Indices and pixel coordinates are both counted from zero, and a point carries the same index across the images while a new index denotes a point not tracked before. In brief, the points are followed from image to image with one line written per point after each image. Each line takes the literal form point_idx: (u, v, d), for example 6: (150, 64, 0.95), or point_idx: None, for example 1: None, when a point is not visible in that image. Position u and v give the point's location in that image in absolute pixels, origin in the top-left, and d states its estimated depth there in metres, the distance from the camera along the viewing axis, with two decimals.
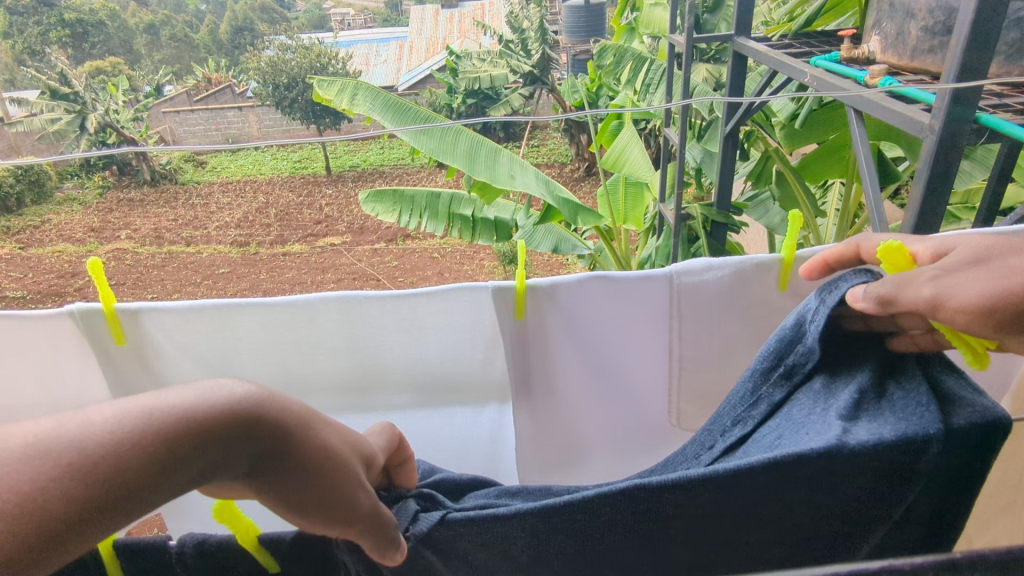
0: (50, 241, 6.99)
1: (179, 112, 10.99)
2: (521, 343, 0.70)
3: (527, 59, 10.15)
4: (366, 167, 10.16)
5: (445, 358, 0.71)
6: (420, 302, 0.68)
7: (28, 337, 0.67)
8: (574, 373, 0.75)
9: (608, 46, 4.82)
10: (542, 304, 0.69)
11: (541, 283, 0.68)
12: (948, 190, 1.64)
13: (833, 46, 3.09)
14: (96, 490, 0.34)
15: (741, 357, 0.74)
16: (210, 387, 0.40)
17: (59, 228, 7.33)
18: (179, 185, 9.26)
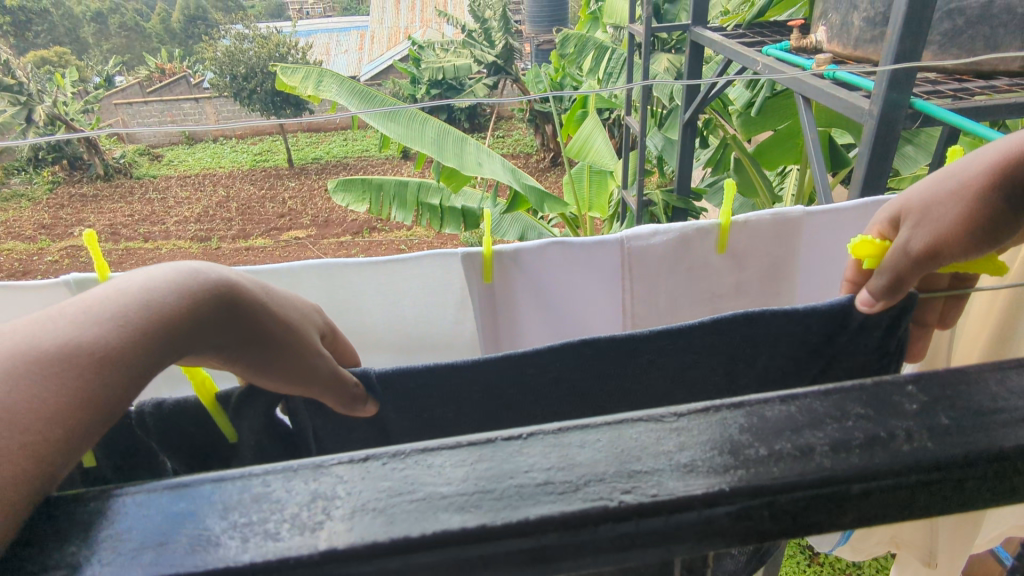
0: None
1: (132, 104, 10.71)
2: (489, 303, 0.78)
3: (491, 49, 10.15)
4: (329, 159, 10.06)
5: (419, 319, 0.78)
6: (396, 268, 0.74)
7: (30, 304, 0.72)
8: (537, 326, 0.83)
9: (571, 36, 4.89)
10: (507, 265, 0.76)
11: (506, 249, 0.75)
12: (887, 172, 1.76)
13: (784, 36, 3.22)
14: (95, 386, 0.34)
15: (686, 313, 0.83)
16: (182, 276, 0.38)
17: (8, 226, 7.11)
18: (135, 179, 9.04)
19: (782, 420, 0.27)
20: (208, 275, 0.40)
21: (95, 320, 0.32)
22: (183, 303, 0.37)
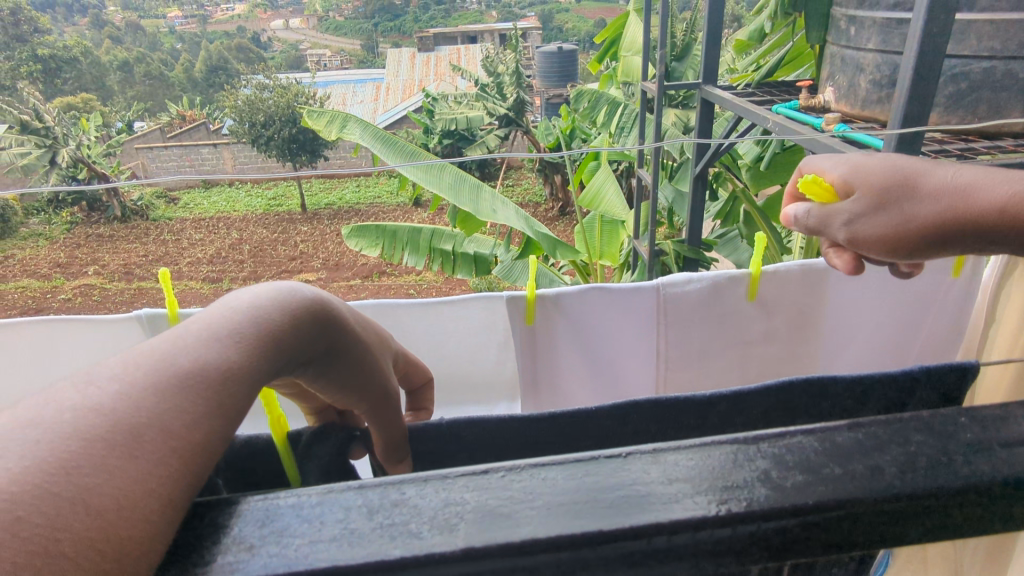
0: (14, 276, 6.90)
1: (153, 148, 11.08)
2: (529, 344, 0.83)
3: (503, 102, 10.51)
4: (341, 204, 10.31)
5: (464, 360, 0.81)
6: (446, 310, 0.79)
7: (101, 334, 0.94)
8: (573, 368, 0.86)
9: (584, 92, 5.07)
10: (550, 311, 0.81)
11: (549, 293, 0.80)
12: None
13: (793, 95, 3.34)
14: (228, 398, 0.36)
15: (717, 358, 0.86)
16: (281, 292, 0.43)
17: (25, 264, 7.25)
18: (151, 221, 9.25)
19: (850, 444, 0.32)
20: (303, 294, 0.45)
21: (207, 342, 0.36)
22: (284, 320, 0.41)
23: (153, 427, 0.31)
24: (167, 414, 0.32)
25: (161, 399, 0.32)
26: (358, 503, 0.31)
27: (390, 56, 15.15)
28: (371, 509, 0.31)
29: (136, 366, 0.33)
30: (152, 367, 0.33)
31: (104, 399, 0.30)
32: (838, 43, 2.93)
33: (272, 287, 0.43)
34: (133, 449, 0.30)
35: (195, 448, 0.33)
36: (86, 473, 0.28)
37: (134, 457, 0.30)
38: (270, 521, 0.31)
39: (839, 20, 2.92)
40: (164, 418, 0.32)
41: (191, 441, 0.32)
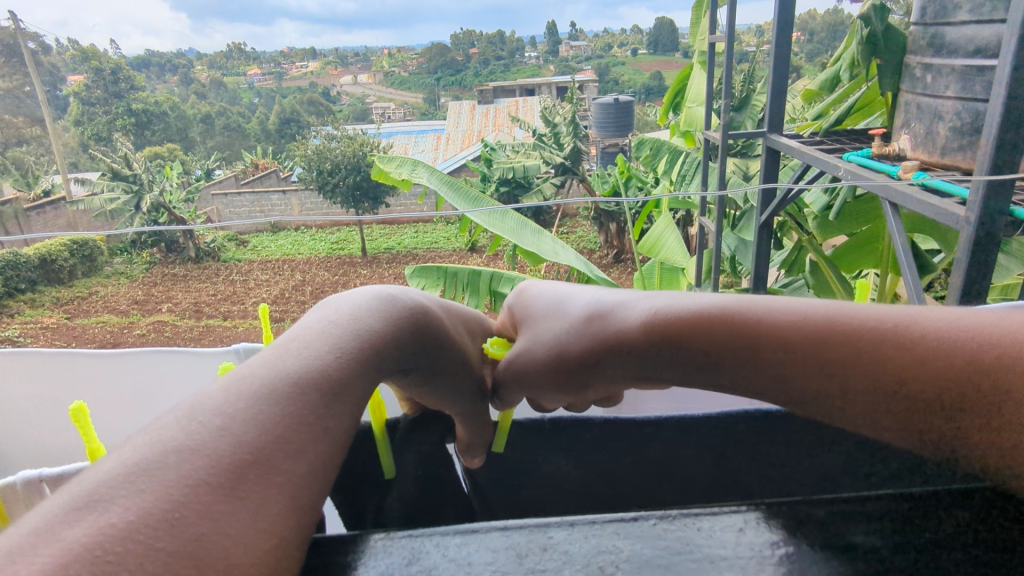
0: (96, 312, 7.26)
1: (227, 195, 11.69)
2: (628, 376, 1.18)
3: (560, 152, 10.94)
4: (401, 249, 10.48)
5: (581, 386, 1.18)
6: None
7: None
8: None
9: (646, 140, 5.09)
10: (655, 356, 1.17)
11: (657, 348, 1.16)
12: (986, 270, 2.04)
13: (863, 143, 3.28)
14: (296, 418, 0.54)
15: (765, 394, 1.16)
16: (354, 320, 0.67)
17: (106, 301, 7.64)
18: (222, 262, 9.66)
19: None
20: (371, 321, 0.69)
21: (285, 369, 0.57)
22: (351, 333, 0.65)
23: (255, 460, 0.48)
24: (249, 450, 0.48)
25: (250, 430, 0.50)
26: (501, 548, 0.50)
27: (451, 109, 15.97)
28: (514, 553, 0.50)
29: (228, 412, 0.50)
30: (251, 406, 0.51)
31: (205, 437, 0.47)
32: (910, 92, 2.89)
33: (353, 318, 0.67)
34: (241, 484, 0.46)
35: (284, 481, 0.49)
36: (211, 503, 0.44)
37: (239, 496, 0.46)
38: (419, 561, 0.49)
39: (912, 69, 2.88)
40: (255, 458, 0.49)
41: (275, 461, 0.50)
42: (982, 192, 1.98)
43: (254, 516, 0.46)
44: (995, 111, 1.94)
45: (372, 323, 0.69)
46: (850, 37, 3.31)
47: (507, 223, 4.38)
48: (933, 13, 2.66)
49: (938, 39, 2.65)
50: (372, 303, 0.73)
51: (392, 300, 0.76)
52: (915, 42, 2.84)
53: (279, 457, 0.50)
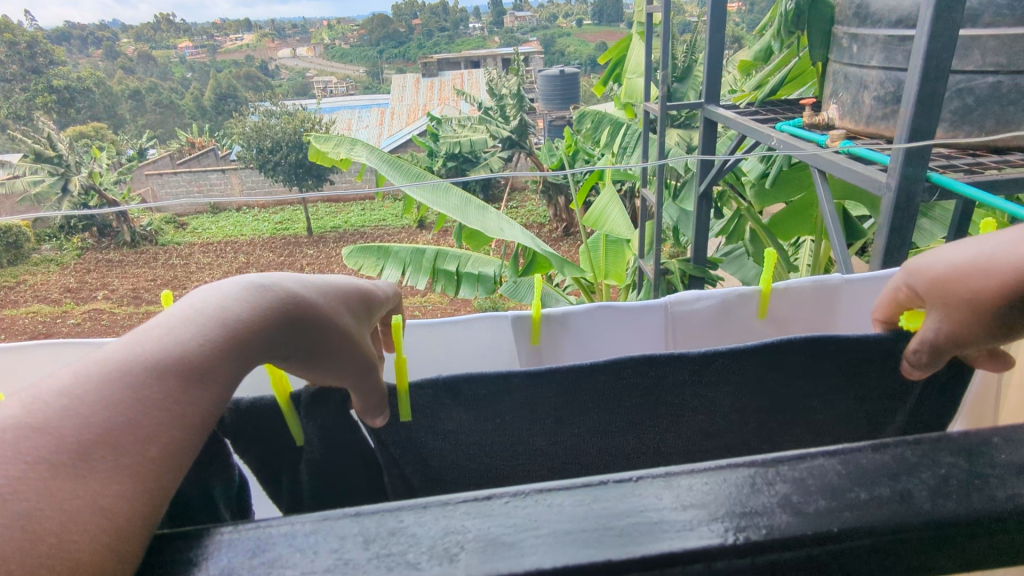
0: (25, 302, 7.06)
1: (162, 176, 11.35)
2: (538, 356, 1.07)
3: (506, 125, 10.54)
4: (347, 228, 10.98)
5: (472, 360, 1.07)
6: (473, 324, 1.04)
7: None
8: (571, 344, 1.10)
9: (587, 113, 5.07)
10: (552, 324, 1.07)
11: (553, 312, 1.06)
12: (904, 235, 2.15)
13: (796, 113, 3.35)
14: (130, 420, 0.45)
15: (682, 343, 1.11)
16: (221, 308, 0.54)
17: (36, 290, 7.42)
18: (159, 246, 9.45)
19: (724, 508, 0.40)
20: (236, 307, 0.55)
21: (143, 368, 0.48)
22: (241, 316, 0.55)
23: (103, 436, 0.43)
24: (95, 430, 0.43)
25: (100, 410, 0.44)
26: (353, 533, 0.43)
27: (396, 81, 16.58)
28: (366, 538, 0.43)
29: (77, 397, 0.43)
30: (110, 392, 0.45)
31: (49, 412, 0.41)
32: (838, 62, 2.97)
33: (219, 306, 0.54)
34: (85, 459, 0.41)
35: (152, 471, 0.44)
36: (50, 480, 0.39)
37: (80, 476, 0.41)
38: (266, 552, 0.43)
39: (840, 39, 2.95)
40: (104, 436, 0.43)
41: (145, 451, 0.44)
42: (901, 159, 2.08)
43: (100, 492, 0.41)
44: (913, 82, 2.01)
45: (239, 313, 0.54)
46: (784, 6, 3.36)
47: (451, 200, 4.34)
48: None
49: (863, 9, 2.72)
50: (243, 292, 0.57)
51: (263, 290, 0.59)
52: (843, 12, 2.91)
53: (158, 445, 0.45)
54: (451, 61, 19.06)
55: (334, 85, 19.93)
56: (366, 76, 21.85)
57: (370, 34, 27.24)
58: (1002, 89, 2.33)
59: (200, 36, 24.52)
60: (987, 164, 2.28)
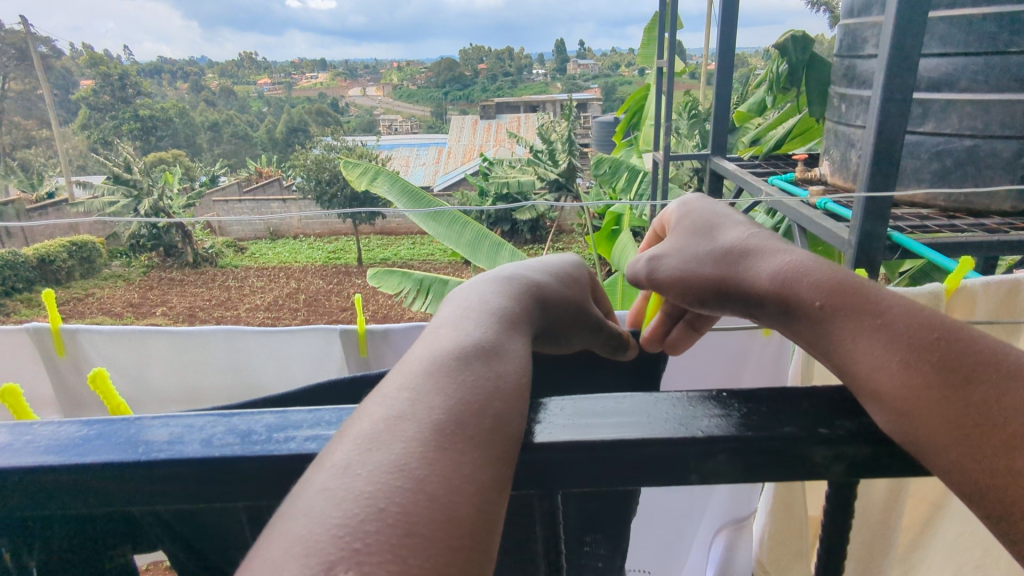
0: (92, 314, 8.48)
1: (228, 202, 12.34)
2: (367, 366, 1.49)
3: (554, 168, 10.73)
4: (395, 260, 11.53)
5: (308, 378, 1.52)
6: (290, 335, 1.48)
7: (113, 346, 1.49)
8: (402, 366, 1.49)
9: (605, 159, 5.13)
10: (380, 339, 1.46)
11: (378, 328, 1.45)
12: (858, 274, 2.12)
13: (792, 167, 3.38)
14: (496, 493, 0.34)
15: None
16: (506, 356, 0.41)
17: (103, 304, 8.88)
18: (217, 268, 10.79)
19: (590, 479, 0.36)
20: (507, 370, 0.40)
21: (498, 405, 0.38)
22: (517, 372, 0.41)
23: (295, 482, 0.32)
24: (381, 515, 0.29)
25: (418, 502, 0.30)
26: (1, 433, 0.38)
27: (456, 122, 17.36)
28: None
29: (394, 500, 0.30)
30: (335, 446, 0.34)
31: (423, 545, 0.29)
32: (832, 121, 2.99)
33: (509, 358, 0.41)
34: (412, 552, 0.28)
35: (413, 526, 0.29)
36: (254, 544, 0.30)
37: (411, 558, 0.28)
38: None
39: (834, 99, 2.97)
40: (442, 526, 0.30)
41: (462, 559, 0.30)
42: (865, 206, 2.03)
43: None
44: (869, 142, 2.00)
45: (519, 366, 0.41)
46: (780, 65, 3.58)
47: (465, 235, 4.48)
48: (848, 45, 2.78)
49: (853, 70, 2.75)
50: (508, 360, 0.41)
51: (475, 324, 0.44)
52: (836, 73, 2.96)
53: (477, 546, 0.31)
54: (512, 104, 19.98)
55: (402, 123, 21.43)
56: (433, 116, 23.14)
57: (439, 75, 28.85)
58: (978, 154, 2.24)
59: (285, 78, 27.08)
60: (959, 226, 2.22)
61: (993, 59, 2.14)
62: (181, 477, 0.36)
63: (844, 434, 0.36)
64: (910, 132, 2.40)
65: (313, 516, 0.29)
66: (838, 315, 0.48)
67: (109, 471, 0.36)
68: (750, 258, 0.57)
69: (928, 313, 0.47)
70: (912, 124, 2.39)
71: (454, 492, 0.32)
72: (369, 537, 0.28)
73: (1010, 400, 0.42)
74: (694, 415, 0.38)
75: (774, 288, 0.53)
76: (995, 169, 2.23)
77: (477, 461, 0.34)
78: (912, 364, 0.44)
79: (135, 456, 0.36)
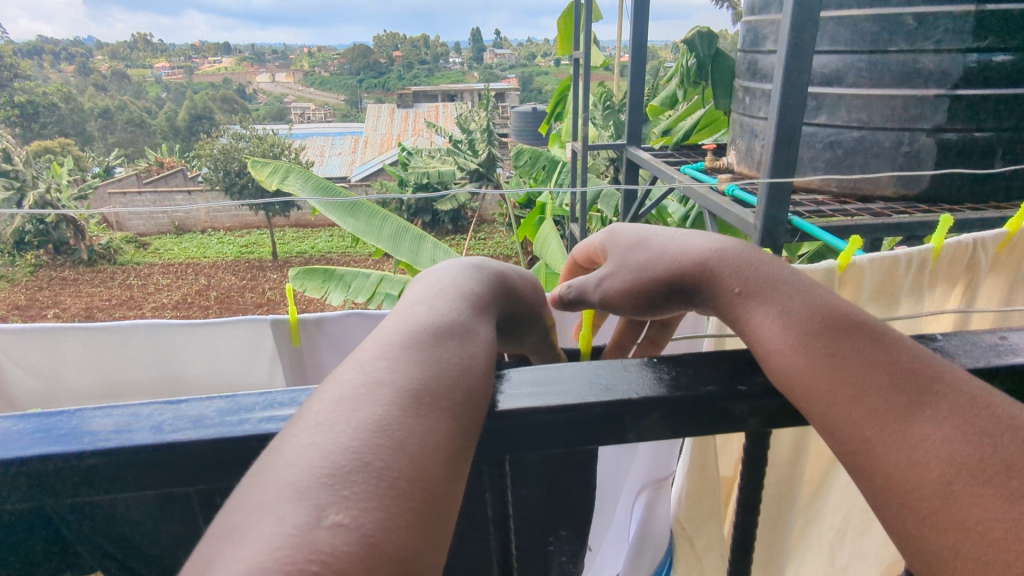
0: None
1: (126, 195, 11.53)
2: (297, 358, 1.49)
3: (474, 158, 10.71)
4: (313, 253, 11.17)
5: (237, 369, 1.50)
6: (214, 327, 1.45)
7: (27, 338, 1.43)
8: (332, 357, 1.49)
9: (524, 150, 5.18)
10: (310, 329, 1.46)
11: (307, 319, 1.43)
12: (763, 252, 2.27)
13: (702, 157, 3.55)
14: (465, 451, 0.36)
15: None
16: (471, 332, 0.43)
17: None
18: (117, 266, 10.08)
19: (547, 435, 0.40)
20: (474, 348, 0.42)
21: (467, 372, 0.39)
22: (481, 351, 0.42)
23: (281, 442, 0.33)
24: (362, 470, 0.31)
25: (389, 453, 0.32)
26: None
27: (373, 111, 16.99)
28: None
29: (369, 452, 0.32)
30: (314, 405, 0.35)
31: (396, 501, 0.31)
32: (737, 112, 3.17)
33: (477, 340, 0.43)
34: (390, 496, 0.31)
35: (389, 474, 0.31)
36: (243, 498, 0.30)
37: (387, 501, 0.30)
38: None
39: (739, 92, 3.15)
40: (418, 473, 0.32)
41: (434, 508, 0.32)
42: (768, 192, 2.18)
43: None
44: (771, 133, 2.14)
45: (478, 347, 0.42)
46: (690, 60, 3.76)
47: (385, 229, 4.42)
48: (750, 41, 2.95)
49: (755, 64, 2.92)
50: (470, 342, 0.42)
51: (429, 311, 0.44)
52: (740, 66, 3.12)
53: (453, 497, 0.34)
54: (430, 93, 19.76)
55: (315, 112, 20.72)
56: (348, 104, 22.54)
57: (353, 62, 28.10)
58: (865, 144, 2.45)
59: (184, 62, 25.49)
60: (849, 211, 2.42)
61: (877, 56, 2.33)
62: (133, 465, 0.36)
63: (759, 391, 0.41)
64: (806, 123, 2.59)
65: (298, 464, 0.31)
66: (751, 299, 0.53)
67: (55, 465, 0.35)
68: (677, 246, 0.61)
69: (828, 306, 0.51)
70: (808, 117, 2.58)
71: (425, 446, 0.34)
72: (355, 486, 0.30)
73: (882, 383, 0.46)
74: (636, 378, 0.41)
75: (701, 277, 0.57)
76: (879, 158, 2.44)
77: (448, 426, 0.36)
78: (805, 344, 0.49)
79: (79, 445, 0.36)
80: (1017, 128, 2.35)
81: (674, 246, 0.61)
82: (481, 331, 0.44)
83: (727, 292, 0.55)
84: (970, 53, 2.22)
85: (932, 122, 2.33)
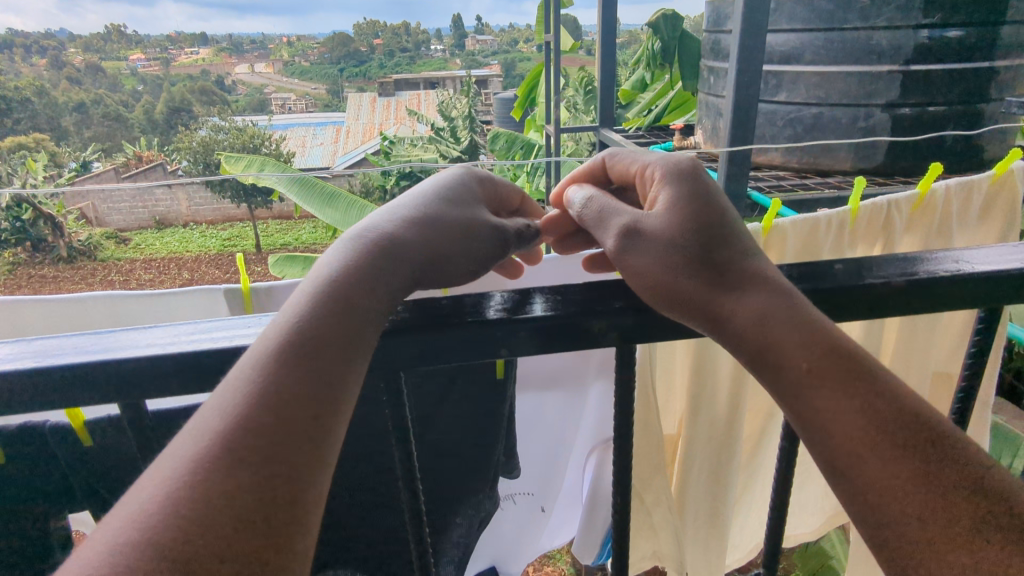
0: None
1: (104, 190, 11.40)
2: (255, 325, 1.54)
3: (456, 145, 10.69)
4: (296, 245, 11.13)
5: None
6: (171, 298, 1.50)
7: None
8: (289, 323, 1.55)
9: (501, 134, 5.22)
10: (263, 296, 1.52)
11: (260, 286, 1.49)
12: None
13: (672, 137, 3.62)
14: (313, 423, 0.47)
15: None
16: (331, 316, 0.52)
17: None
18: (97, 262, 9.96)
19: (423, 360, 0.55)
20: (347, 320, 0.52)
21: (310, 360, 0.49)
22: (338, 333, 0.51)
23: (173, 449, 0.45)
24: (198, 478, 0.43)
25: (219, 450, 0.44)
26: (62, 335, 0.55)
27: (354, 99, 16.85)
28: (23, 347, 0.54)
29: (208, 456, 0.44)
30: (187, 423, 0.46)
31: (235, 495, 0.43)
32: (704, 92, 3.23)
33: (337, 321, 0.52)
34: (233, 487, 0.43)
35: (230, 475, 0.43)
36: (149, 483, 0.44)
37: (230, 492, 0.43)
38: None
39: (705, 72, 3.21)
40: (259, 466, 0.44)
41: (277, 484, 0.44)
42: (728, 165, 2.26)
43: None
44: (728, 111, 2.21)
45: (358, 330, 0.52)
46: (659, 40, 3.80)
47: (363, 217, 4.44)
48: (714, 21, 3.01)
49: (719, 44, 2.98)
50: (336, 321, 0.52)
51: (310, 313, 0.52)
52: (706, 46, 3.18)
53: (291, 468, 0.45)
54: (411, 81, 19.62)
55: (296, 103, 20.52)
56: (329, 94, 22.32)
57: (333, 51, 27.80)
58: (823, 120, 2.52)
59: (160, 54, 25.09)
60: (809, 185, 2.50)
61: (832, 34, 2.40)
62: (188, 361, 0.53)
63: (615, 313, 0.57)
64: (767, 101, 2.65)
65: (169, 468, 0.44)
66: (821, 379, 0.53)
67: (91, 371, 0.52)
68: (732, 295, 0.57)
69: (899, 405, 0.53)
70: (768, 94, 2.65)
71: (256, 444, 0.45)
72: (198, 483, 0.42)
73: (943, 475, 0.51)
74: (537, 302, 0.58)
75: (758, 337, 0.56)
76: (837, 133, 2.52)
77: (280, 421, 0.46)
78: (891, 445, 0.51)
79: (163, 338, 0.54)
80: (967, 101, 2.43)
81: (730, 287, 0.58)
82: (352, 308, 0.53)
83: (792, 361, 0.54)
84: (920, 29, 2.29)
85: (886, 97, 2.41)
